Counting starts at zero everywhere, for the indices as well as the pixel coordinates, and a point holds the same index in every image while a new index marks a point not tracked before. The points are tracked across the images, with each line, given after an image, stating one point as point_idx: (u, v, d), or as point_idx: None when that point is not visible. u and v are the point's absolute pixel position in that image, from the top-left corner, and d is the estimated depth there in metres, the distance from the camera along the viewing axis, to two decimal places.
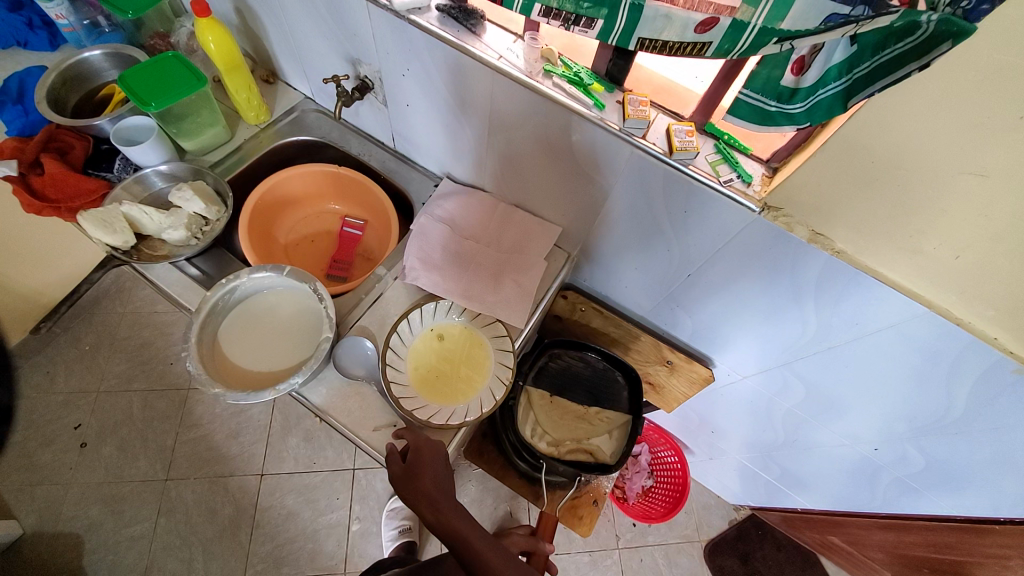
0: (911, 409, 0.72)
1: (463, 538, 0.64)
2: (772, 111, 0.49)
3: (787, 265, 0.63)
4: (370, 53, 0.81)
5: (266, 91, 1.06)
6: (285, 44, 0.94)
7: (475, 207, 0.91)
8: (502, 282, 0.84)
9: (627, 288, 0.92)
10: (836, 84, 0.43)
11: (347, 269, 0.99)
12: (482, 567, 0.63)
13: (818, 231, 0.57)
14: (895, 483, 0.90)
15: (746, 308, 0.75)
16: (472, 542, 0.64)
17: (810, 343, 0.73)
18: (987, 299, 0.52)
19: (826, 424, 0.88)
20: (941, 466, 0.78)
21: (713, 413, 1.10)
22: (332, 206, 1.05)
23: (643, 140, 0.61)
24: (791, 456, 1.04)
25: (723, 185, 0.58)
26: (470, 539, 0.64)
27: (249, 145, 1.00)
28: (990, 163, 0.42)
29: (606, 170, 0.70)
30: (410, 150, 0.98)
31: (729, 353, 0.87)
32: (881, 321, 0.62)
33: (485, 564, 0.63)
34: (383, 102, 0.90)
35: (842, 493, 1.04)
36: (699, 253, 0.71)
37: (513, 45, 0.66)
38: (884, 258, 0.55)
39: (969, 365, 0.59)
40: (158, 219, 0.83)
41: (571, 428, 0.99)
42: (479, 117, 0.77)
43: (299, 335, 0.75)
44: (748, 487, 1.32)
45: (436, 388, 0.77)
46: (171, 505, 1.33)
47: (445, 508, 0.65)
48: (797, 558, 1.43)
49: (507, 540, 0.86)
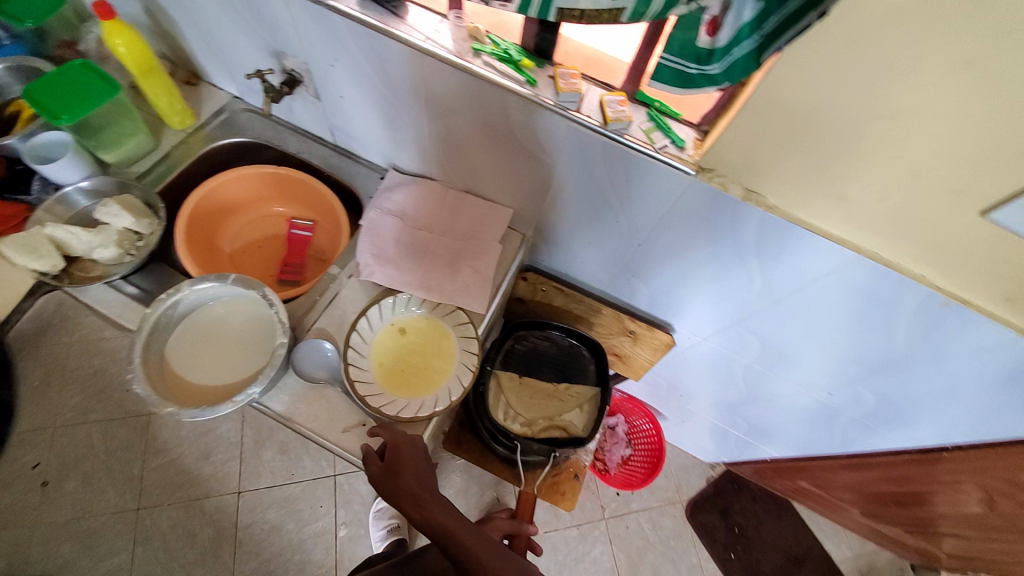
0: (859, 351, 0.76)
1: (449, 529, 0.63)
2: (693, 73, 0.49)
3: (729, 226, 0.65)
4: (294, 46, 0.77)
5: (191, 94, 1.00)
6: (203, 41, 0.89)
7: (424, 197, 0.89)
8: (459, 269, 0.84)
9: (584, 265, 0.92)
10: (749, 42, 0.44)
11: (300, 272, 0.96)
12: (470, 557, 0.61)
13: (751, 188, 0.59)
14: (850, 422, 0.95)
15: (697, 272, 0.77)
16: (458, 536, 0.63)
17: (759, 298, 0.75)
18: (913, 239, 0.55)
19: (783, 375, 0.92)
20: (889, 401, 0.84)
21: (680, 377, 1.14)
22: (277, 208, 1.02)
23: (577, 113, 0.61)
24: (755, 409, 1.09)
25: (659, 152, 0.59)
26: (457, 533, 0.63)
27: (177, 152, 0.95)
28: (899, 107, 0.44)
29: (548, 147, 0.70)
30: (351, 144, 0.95)
31: (687, 318, 0.90)
32: (819, 271, 0.65)
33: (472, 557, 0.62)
34: (316, 96, 0.87)
35: (805, 438, 1.10)
36: (647, 222, 0.72)
37: (439, 26, 0.65)
38: (815, 209, 0.57)
39: (906, 304, 0.63)
40: (86, 239, 0.77)
41: (543, 406, 1.00)
42: (415, 104, 0.76)
43: (252, 344, 0.73)
44: (721, 444, 1.38)
45: (401, 382, 0.76)
46: (146, 533, 1.27)
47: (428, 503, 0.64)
48: (772, 506, 1.51)
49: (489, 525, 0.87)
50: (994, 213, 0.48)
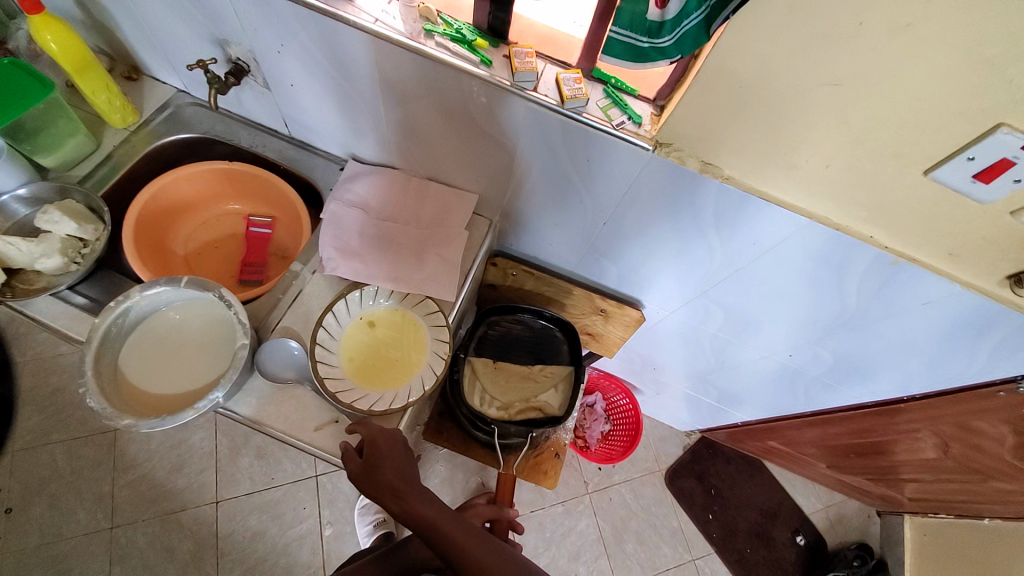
0: (817, 313, 0.79)
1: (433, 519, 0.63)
2: (644, 46, 0.50)
3: (688, 200, 0.66)
4: (237, 33, 0.74)
5: (131, 90, 0.95)
6: (139, 32, 0.84)
7: (386, 187, 0.88)
8: (425, 258, 0.83)
9: (552, 246, 0.93)
10: (697, 14, 0.45)
11: (262, 271, 0.93)
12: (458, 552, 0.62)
13: (707, 161, 0.60)
14: (812, 382, 1.00)
15: (660, 247, 0.78)
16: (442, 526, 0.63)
17: (721, 269, 0.77)
18: (860, 201, 0.57)
19: (748, 342, 0.95)
20: (846, 359, 0.88)
21: (652, 351, 1.16)
22: (232, 206, 0.98)
23: (534, 93, 0.61)
24: (725, 376, 1.12)
25: (616, 129, 0.59)
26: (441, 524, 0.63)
27: (121, 152, 0.90)
28: (842, 74, 0.46)
29: (507, 129, 0.69)
30: (307, 135, 0.92)
31: (655, 292, 0.91)
32: (775, 239, 0.67)
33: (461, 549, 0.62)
34: (265, 86, 0.84)
35: (773, 401, 1.15)
36: (609, 200, 0.73)
37: (388, 6, 0.63)
38: (769, 178, 0.59)
39: (857, 265, 0.66)
40: (27, 248, 0.73)
41: (519, 389, 1.01)
42: (370, 91, 0.74)
43: (212, 348, 0.70)
44: (695, 413, 1.42)
45: (373, 375, 0.75)
46: (123, 552, 1.22)
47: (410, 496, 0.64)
48: (746, 467, 1.57)
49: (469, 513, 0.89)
50: (934, 172, 0.50)
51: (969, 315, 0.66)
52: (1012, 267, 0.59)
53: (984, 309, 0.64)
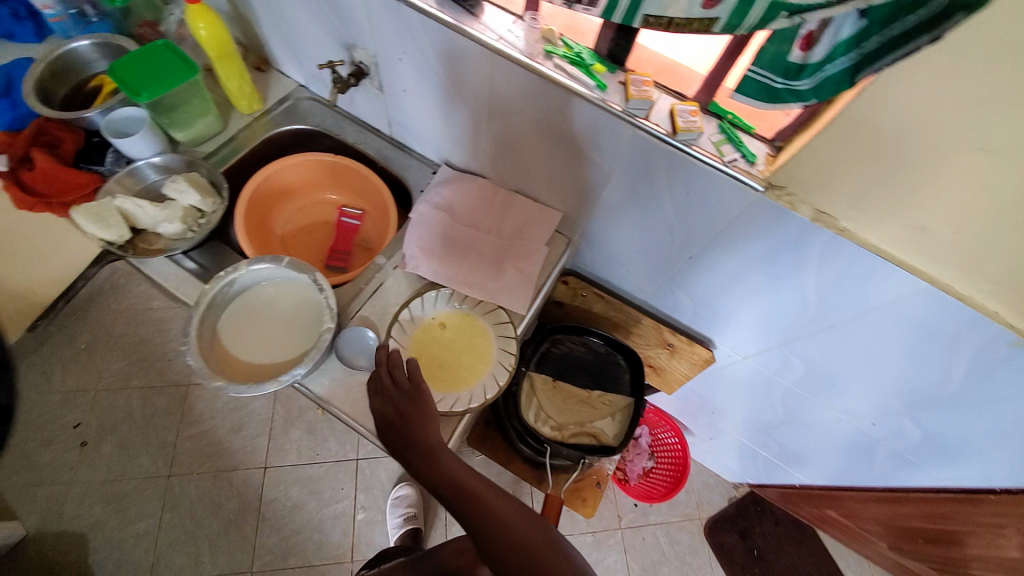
0: (911, 384, 0.73)
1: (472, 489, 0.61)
2: (779, 88, 0.48)
3: (792, 246, 0.63)
4: (364, 37, 0.79)
5: (259, 80, 1.04)
6: (277, 30, 0.92)
7: (475, 194, 0.90)
8: (504, 269, 0.84)
9: (628, 272, 0.91)
10: (843, 60, 0.43)
11: (346, 259, 0.98)
12: (494, 531, 0.59)
13: (821, 209, 0.57)
14: (892, 456, 0.92)
15: (747, 289, 0.75)
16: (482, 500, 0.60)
17: (811, 322, 0.73)
18: (988, 275, 0.52)
19: (825, 401, 0.89)
20: (938, 439, 0.80)
21: (713, 394, 1.11)
22: (329, 195, 1.04)
23: (645, 121, 0.60)
24: (791, 433, 1.06)
25: (727, 166, 0.58)
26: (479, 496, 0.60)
27: (242, 135, 0.98)
28: (993, 139, 0.42)
29: (608, 154, 0.69)
30: (406, 136, 0.97)
31: (731, 334, 0.88)
32: (880, 299, 0.62)
33: (499, 527, 0.59)
34: (380, 89, 0.89)
35: (840, 468, 1.06)
36: (701, 235, 0.71)
37: (513, 26, 0.65)
38: (888, 236, 0.55)
39: (967, 341, 0.60)
40: (153, 212, 0.81)
41: (575, 412, 0.99)
42: (479, 103, 0.76)
43: (300, 326, 0.74)
44: (748, 465, 1.35)
45: (439, 375, 0.77)
46: (175, 500, 1.33)
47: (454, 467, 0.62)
48: (795, 531, 1.46)
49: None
50: None
51: None
52: None
53: None
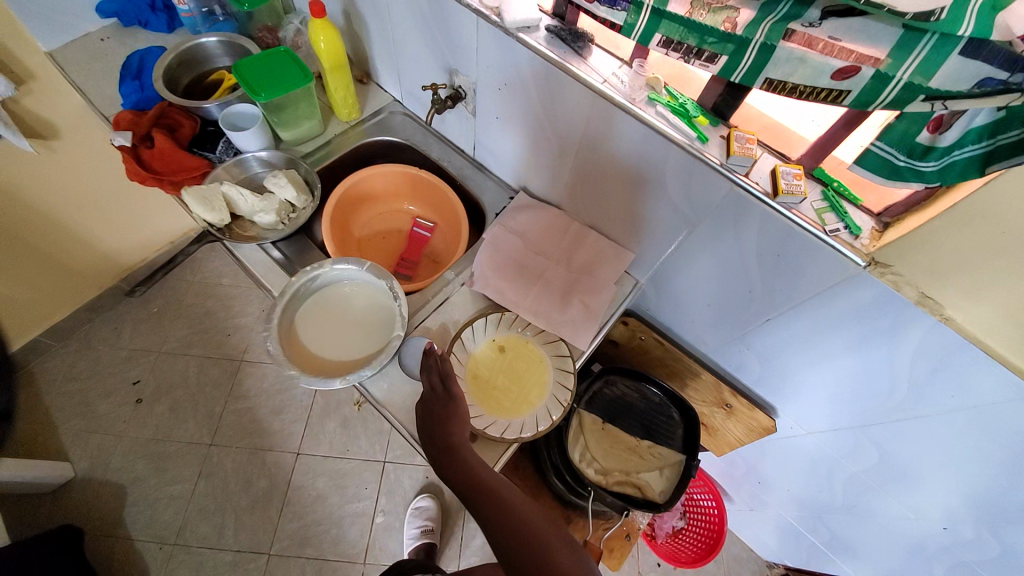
0: (1001, 497, 0.66)
1: (491, 493, 0.61)
2: (901, 166, 0.47)
3: (888, 326, 0.59)
4: (468, 66, 0.83)
5: (359, 91, 1.11)
6: (385, 48, 0.98)
7: (548, 224, 0.91)
8: (569, 302, 0.84)
9: (693, 323, 0.89)
10: (974, 148, 0.41)
11: (413, 269, 1.02)
12: (510, 531, 0.59)
13: (928, 294, 0.53)
14: (962, 570, 0.83)
15: (826, 361, 0.72)
16: (502, 504, 0.61)
17: (895, 408, 0.68)
18: None
19: (893, 494, 0.82)
20: (1022, 562, 0.71)
21: (764, 463, 1.05)
22: (407, 206, 1.09)
23: (745, 177, 0.60)
24: (846, 522, 0.98)
25: (828, 235, 0.56)
26: (497, 499, 0.61)
27: (337, 140, 1.05)
28: None
29: (697, 206, 0.69)
30: (488, 160, 1.00)
31: (798, 405, 0.83)
32: (980, 400, 0.58)
33: (514, 531, 0.59)
34: (472, 112, 0.93)
35: (898, 571, 0.97)
36: (784, 299, 0.69)
37: (619, 70, 0.66)
38: (1002, 334, 0.51)
39: None
40: (252, 202, 0.87)
41: (622, 460, 0.96)
42: (569, 139, 0.78)
43: (370, 329, 0.77)
44: (788, 546, 1.25)
45: (492, 399, 0.77)
46: (211, 469, 1.39)
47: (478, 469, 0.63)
48: None
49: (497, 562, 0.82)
50: None
51: None
52: None
53: None
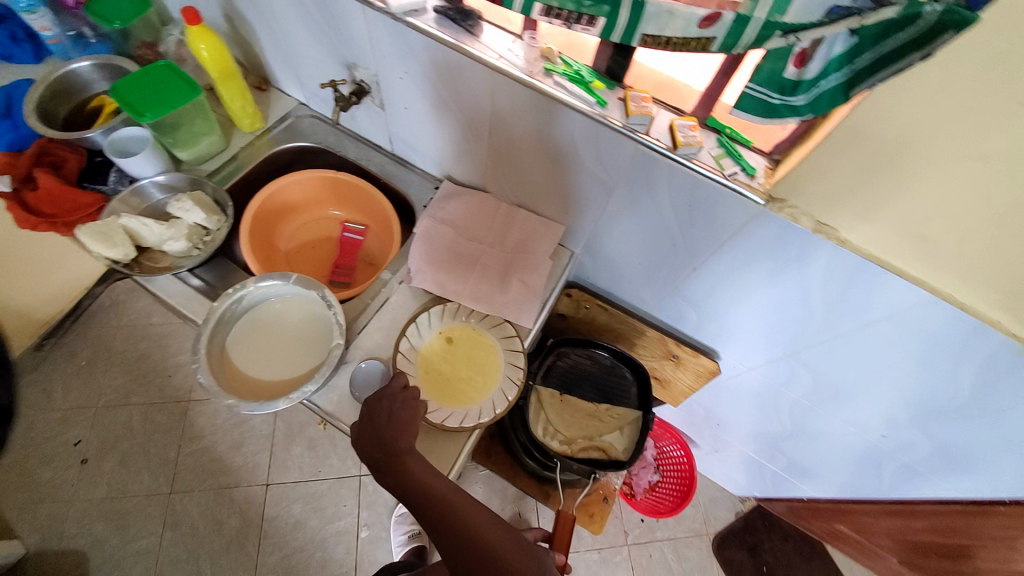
0: (920, 395, 0.72)
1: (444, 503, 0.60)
2: (777, 103, 0.49)
3: (796, 257, 0.63)
4: (366, 57, 0.80)
5: (260, 98, 1.05)
6: (278, 50, 0.94)
7: (477, 210, 0.90)
8: (509, 283, 0.84)
9: (632, 285, 0.91)
10: (837, 76, 0.44)
11: (350, 275, 0.99)
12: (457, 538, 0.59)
13: (822, 221, 0.58)
14: (899, 469, 0.91)
15: (752, 299, 0.76)
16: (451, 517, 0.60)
17: (817, 332, 0.73)
18: (991, 284, 0.53)
19: (832, 412, 0.88)
20: (946, 449, 0.79)
21: (720, 406, 1.10)
22: (332, 212, 1.05)
23: (646, 136, 0.61)
24: (798, 445, 1.05)
25: (727, 179, 0.59)
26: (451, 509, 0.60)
27: (244, 153, 0.99)
28: (990, 149, 0.43)
29: (611, 170, 0.70)
30: (409, 153, 0.98)
31: (736, 346, 0.88)
32: (887, 309, 0.62)
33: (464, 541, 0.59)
34: (381, 106, 0.90)
35: (849, 480, 1.05)
36: (705, 247, 0.72)
37: (512, 45, 0.66)
38: (889, 247, 0.56)
39: (976, 350, 0.60)
40: (158, 230, 0.82)
41: (583, 426, 0.98)
42: (482, 121, 0.77)
43: (309, 342, 0.74)
44: (755, 478, 1.33)
45: (450, 391, 0.76)
46: (177, 517, 1.32)
47: (429, 481, 0.61)
48: (803, 548, 1.44)
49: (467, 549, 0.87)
50: None
51: None
52: None
53: None
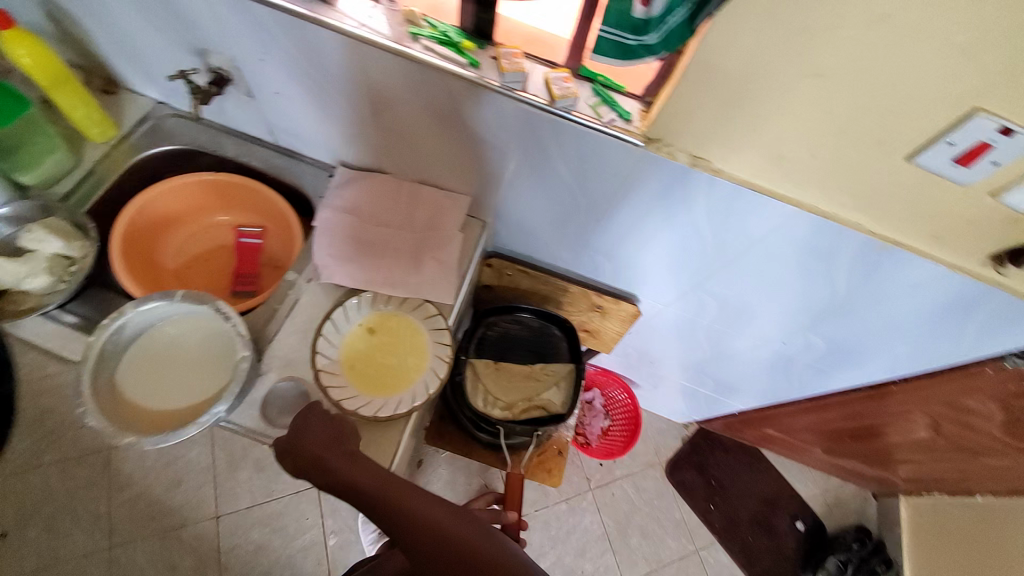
0: (806, 302, 0.80)
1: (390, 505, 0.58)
2: (631, 44, 0.52)
3: (682, 191, 0.67)
4: (221, 41, 0.74)
5: (108, 103, 0.93)
6: (116, 44, 0.83)
7: (377, 192, 0.87)
8: (422, 262, 0.82)
9: (548, 244, 0.93)
10: (680, 11, 0.47)
11: (254, 282, 0.93)
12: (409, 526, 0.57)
13: (696, 154, 0.62)
14: (803, 368, 1.02)
15: (654, 239, 0.80)
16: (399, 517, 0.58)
17: (713, 260, 0.79)
18: (843, 189, 0.60)
19: (741, 331, 0.96)
20: (836, 344, 0.90)
21: (649, 345, 1.17)
22: (221, 218, 0.99)
23: (524, 93, 0.61)
24: (720, 366, 1.14)
25: (607, 126, 0.61)
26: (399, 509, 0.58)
27: (103, 167, 0.89)
28: (823, 64, 0.47)
29: (499, 133, 0.70)
30: (295, 143, 0.92)
31: (650, 286, 0.93)
32: (765, 228, 0.68)
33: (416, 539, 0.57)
34: (249, 94, 0.84)
35: (767, 388, 1.16)
36: (602, 195, 0.75)
37: (372, 10, 0.63)
38: (757, 170, 0.61)
39: (844, 251, 0.68)
40: (11, 269, 0.71)
41: (521, 389, 1.01)
42: (359, 97, 0.74)
43: (211, 360, 0.69)
44: (692, 404, 1.44)
45: (377, 381, 0.73)
46: None
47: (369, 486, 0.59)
48: (742, 455, 1.58)
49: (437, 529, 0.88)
50: (919, 157, 0.53)
51: (957, 296, 0.69)
52: (995, 247, 0.61)
53: (970, 288, 0.67)
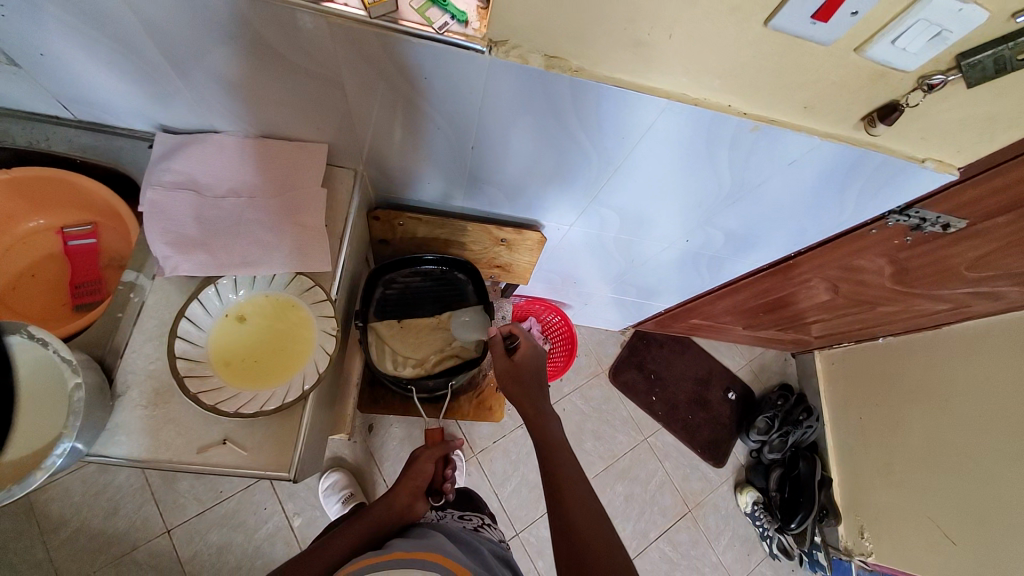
0: (698, 197, 0.79)
1: (564, 500, 0.68)
2: None
3: (546, 100, 0.60)
4: None
5: None
6: None
7: (216, 157, 0.73)
8: (286, 230, 0.72)
9: (432, 184, 0.84)
10: None
11: (100, 287, 0.79)
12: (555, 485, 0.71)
13: (550, 54, 0.55)
14: (712, 260, 1.03)
15: (537, 159, 0.73)
16: (572, 511, 0.66)
17: (602, 171, 0.74)
18: (711, 70, 0.56)
19: (647, 237, 0.94)
20: (734, 233, 0.90)
21: (567, 266, 1.15)
22: (36, 223, 0.81)
23: (330, 3, 0.51)
24: (638, 273, 1.14)
25: (441, 34, 0.53)
26: (569, 506, 0.67)
27: None
28: None
29: (326, 62, 0.58)
30: (96, 114, 0.74)
31: (549, 210, 0.88)
32: (642, 126, 0.64)
33: (563, 528, 0.65)
34: (10, 63, 0.65)
35: (684, 286, 1.19)
36: (468, 120, 0.66)
37: None
38: (618, 62, 0.55)
39: (723, 137, 0.64)
40: None
41: (430, 341, 0.95)
42: (147, 47, 0.59)
43: (28, 398, 0.57)
44: (624, 312, 1.46)
45: (256, 374, 0.67)
46: None
47: (557, 477, 0.71)
48: (676, 346, 1.68)
49: (410, 476, 0.85)
50: (774, 21, 0.48)
51: (837, 164, 0.68)
52: (864, 109, 0.60)
53: (845, 154, 0.66)
